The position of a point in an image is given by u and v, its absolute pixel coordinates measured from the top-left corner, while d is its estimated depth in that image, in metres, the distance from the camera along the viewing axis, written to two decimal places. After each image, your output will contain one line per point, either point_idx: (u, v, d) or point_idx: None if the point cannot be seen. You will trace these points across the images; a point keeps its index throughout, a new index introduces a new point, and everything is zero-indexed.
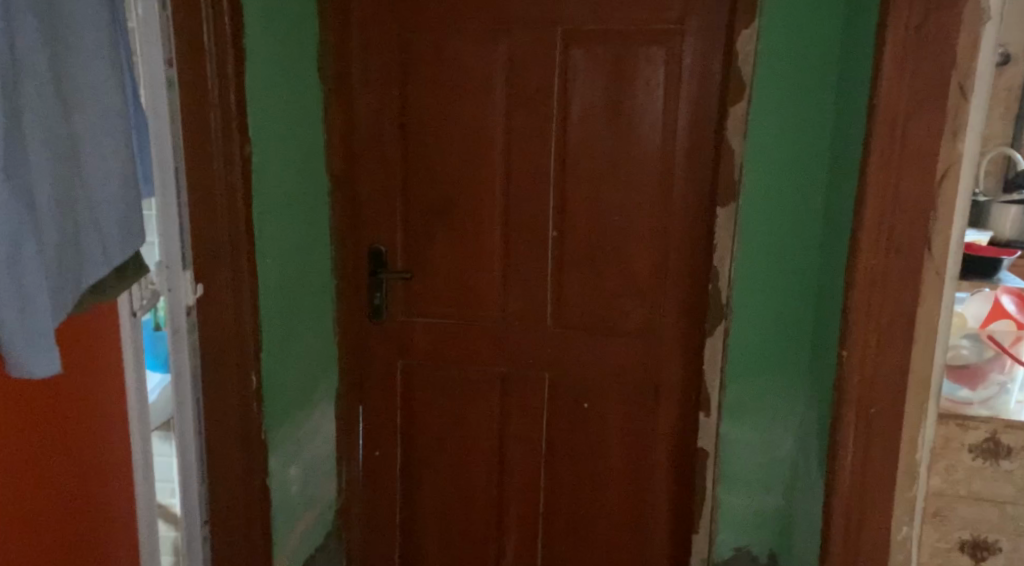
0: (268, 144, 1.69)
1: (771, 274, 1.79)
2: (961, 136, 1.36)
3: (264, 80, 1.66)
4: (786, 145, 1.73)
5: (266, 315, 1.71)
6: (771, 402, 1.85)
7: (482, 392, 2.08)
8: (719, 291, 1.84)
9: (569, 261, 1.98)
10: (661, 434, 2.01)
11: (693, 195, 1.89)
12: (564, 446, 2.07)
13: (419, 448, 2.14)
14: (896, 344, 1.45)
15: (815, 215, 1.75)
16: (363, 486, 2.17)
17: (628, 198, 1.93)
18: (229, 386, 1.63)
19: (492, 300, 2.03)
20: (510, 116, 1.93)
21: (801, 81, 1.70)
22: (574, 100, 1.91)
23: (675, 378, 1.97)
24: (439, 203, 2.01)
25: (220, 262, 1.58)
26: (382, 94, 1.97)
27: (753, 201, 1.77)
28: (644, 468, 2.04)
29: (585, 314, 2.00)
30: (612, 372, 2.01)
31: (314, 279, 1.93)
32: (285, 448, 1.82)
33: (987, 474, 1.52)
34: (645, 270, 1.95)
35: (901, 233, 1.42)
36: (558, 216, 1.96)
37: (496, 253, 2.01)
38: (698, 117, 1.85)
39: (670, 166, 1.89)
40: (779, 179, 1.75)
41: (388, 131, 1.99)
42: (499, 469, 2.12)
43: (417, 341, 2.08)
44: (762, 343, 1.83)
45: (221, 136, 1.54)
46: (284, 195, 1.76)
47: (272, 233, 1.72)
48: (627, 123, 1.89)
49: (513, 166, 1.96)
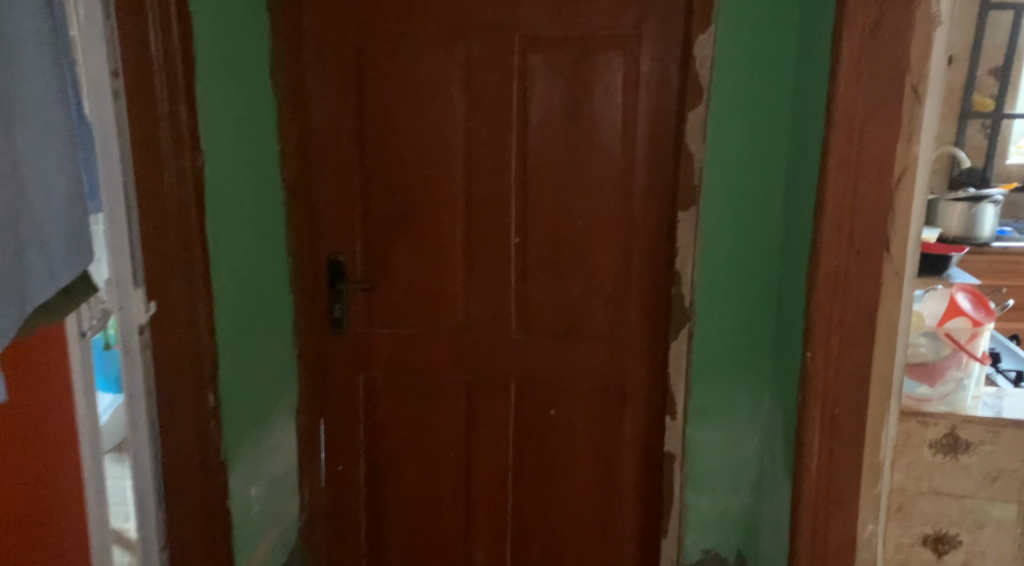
0: (223, 155, 1.63)
1: (735, 277, 1.80)
2: (916, 137, 1.40)
3: (217, 88, 1.61)
4: (744, 148, 1.74)
5: (223, 331, 1.66)
6: (737, 405, 1.85)
7: (448, 402, 2.05)
8: (683, 295, 1.85)
9: (533, 268, 1.97)
10: (628, 439, 2.01)
11: (654, 198, 1.89)
12: (531, 455, 2.06)
13: (383, 462, 2.10)
14: (858, 342, 1.48)
15: (776, 216, 1.76)
16: (327, 503, 2.12)
17: (591, 202, 1.92)
18: (187, 409, 1.58)
19: (455, 308, 2.01)
20: (470, 120, 1.91)
21: (753, 85, 1.71)
22: (533, 106, 1.89)
23: (640, 382, 1.97)
24: (399, 211, 1.97)
25: (174, 279, 1.52)
26: (336, 102, 1.93)
27: (715, 205, 1.78)
28: (611, 473, 2.04)
29: (551, 319, 1.98)
30: (578, 378, 2.00)
31: (272, 293, 1.88)
32: (246, 467, 1.77)
33: (947, 469, 1.56)
34: (609, 274, 1.95)
35: (861, 234, 1.44)
36: (521, 221, 1.95)
37: (458, 260, 1.98)
38: (658, 121, 1.86)
39: (631, 169, 1.89)
40: (737, 181, 1.76)
41: (343, 138, 1.95)
42: (465, 481, 2.09)
43: (379, 352, 2.04)
44: (724, 346, 1.83)
45: (172, 148, 1.48)
46: (238, 207, 1.71)
47: (228, 246, 1.67)
48: (588, 128, 1.89)
49: (474, 172, 1.93)
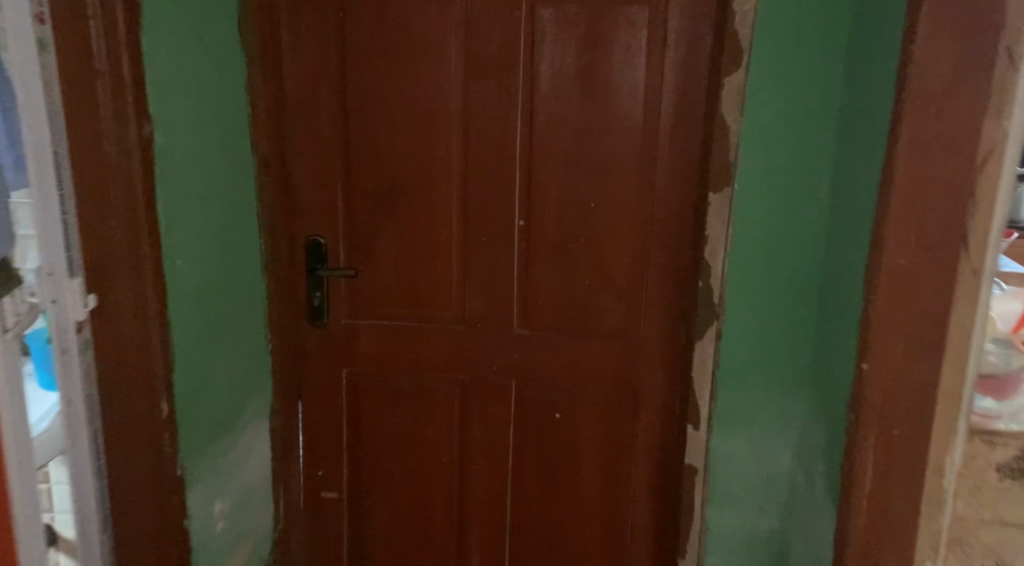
0: (180, 122, 1.37)
1: (770, 272, 1.57)
2: (1007, 109, 1.13)
3: (172, 40, 1.34)
4: (787, 122, 1.50)
5: (178, 330, 1.39)
6: (770, 415, 1.62)
7: (442, 404, 1.83)
8: (711, 290, 1.62)
9: (537, 255, 1.73)
10: (642, 446, 1.79)
11: (679, 178, 1.66)
12: (534, 463, 1.84)
13: (367, 468, 1.88)
14: (922, 352, 1.25)
15: (821, 202, 1.52)
16: (306, 511, 1.91)
17: (604, 179, 1.68)
18: (138, 421, 1.35)
19: (449, 299, 1.78)
20: (468, 84, 1.67)
21: (803, 49, 1.47)
22: (542, 70, 1.65)
23: (658, 384, 1.75)
24: (386, 189, 1.74)
25: (117, 270, 1.28)
26: (316, 63, 1.68)
27: (751, 189, 1.54)
28: (623, 483, 1.82)
29: (558, 314, 1.76)
30: (586, 378, 1.77)
31: (241, 281, 1.63)
32: (207, 484, 1.52)
33: (1019, 497, 1.21)
34: (622, 263, 1.72)
35: (932, 228, 1.20)
36: (526, 203, 1.71)
37: (454, 246, 1.75)
38: (685, 88, 1.62)
39: (652, 143, 1.65)
40: (779, 161, 1.52)
41: (324, 104, 1.70)
42: (459, 490, 1.88)
43: (364, 347, 1.82)
44: (755, 349, 1.60)
45: (112, 113, 1.22)
46: (202, 184, 1.45)
47: (186, 231, 1.40)
48: (603, 95, 1.64)
49: (472, 144, 1.69)
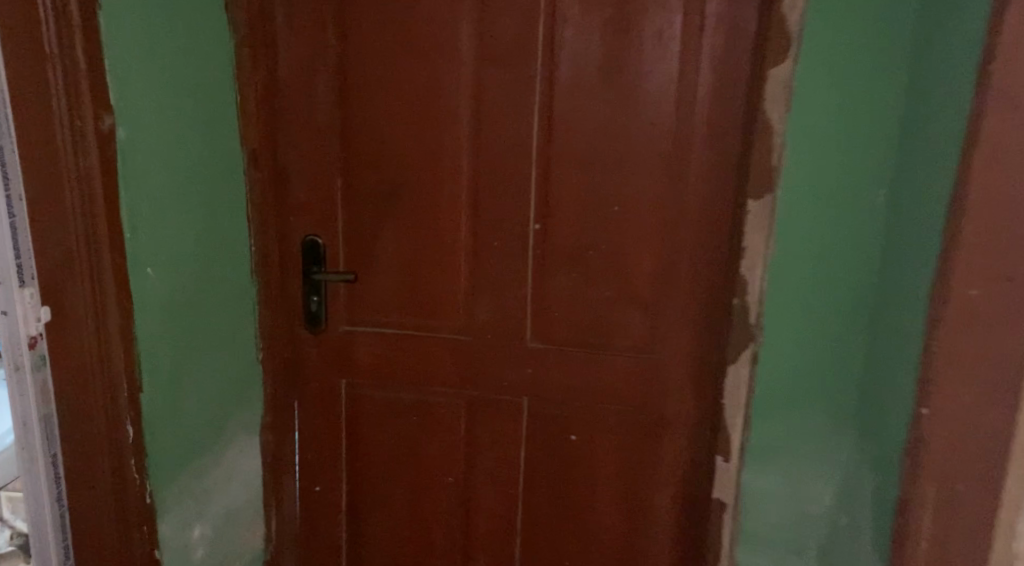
0: (149, 113, 1.23)
1: (815, 290, 1.38)
2: None
3: (139, 21, 1.19)
4: (840, 122, 1.31)
5: (146, 344, 1.26)
6: (809, 450, 1.44)
7: (446, 421, 1.68)
8: (748, 309, 1.44)
9: (553, 263, 1.57)
10: (665, 476, 1.61)
11: (714, 180, 1.47)
12: (545, 488, 1.68)
13: (365, 485, 1.74)
14: (993, 399, 1.02)
15: (877, 213, 1.33)
16: (299, 527, 1.78)
17: (629, 180, 1.50)
18: (97, 447, 1.22)
19: (456, 307, 1.62)
20: (480, 72, 1.50)
21: (862, 40, 1.28)
22: (563, 57, 1.47)
23: (684, 410, 1.57)
24: (389, 187, 1.58)
25: (72, 279, 1.14)
26: (314, 46, 1.53)
27: (797, 197, 1.35)
28: (642, 514, 1.65)
29: (574, 328, 1.59)
30: (605, 399, 1.60)
31: (224, 286, 1.50)
32: (184, 507, 1.40)
33: None
34: (647, 273, 1.54)
35: (1013, 255, 0.99)
36: (542, 205, 1.54)
37: (462, 249, 1.59)
38: (723, 80, 1.43)
39: (685, 141, 1.47)
40: (829, 165, 1.33)
41: (322, 92, 1.55)
42: (464, 513, 1.73)
43: (363, 357, 1.67)
44: (795, 377, 1.42)
45: (66, 104, 1.09)
46: (175, 181, 1.31)
47: (156, 235, 1.27)
48: (631, 86, 1.46)
49: (483, 138, 1.53)
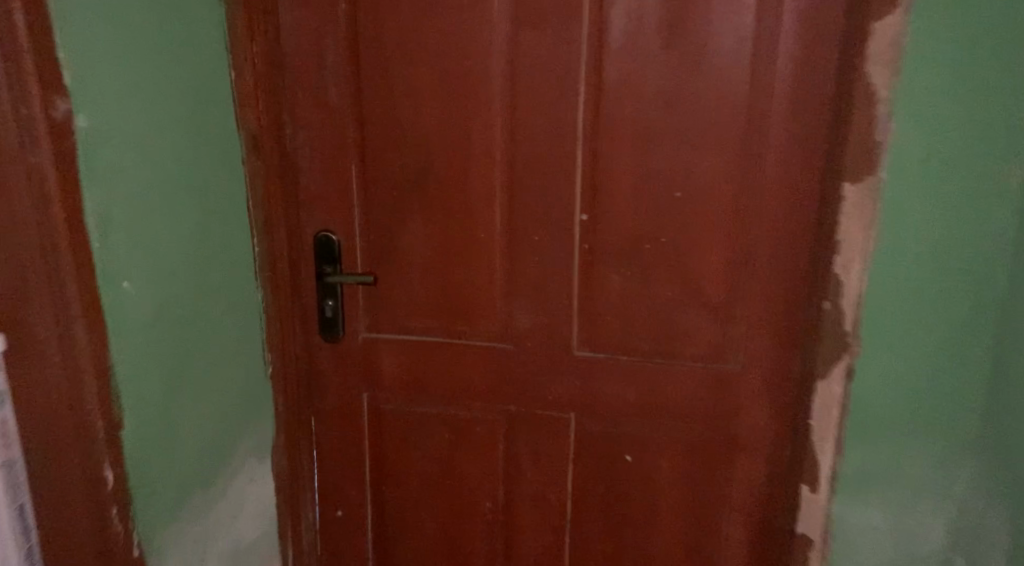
0: (118, 98, 1.02)
1: (930, 289, 1.15)
2: None
3: None
4: (965, 87, 1.07)
5: (125, 372, 1.07)
6: (921, 476, 1.22)
7: (483, 439, 1.47)
8: (841, 314, 1.18)
9: (605, 259, 1.34)
10: (738, 500, 1.40)
11: (798, 159, 1.23)
12: (597, 514, 1.47)
13: (393, 509, 1.55)
14: None
15: (1010, 194, 1.09)
16: (321, 553, 1.60)
17: (695, 160, 1.27)
18: (73, 495, 1.03)
19: (491, 310, 1.40)
20: (516, 37, 1.27)
21: None
22: (614, 16, 1.23)
23: (760, 426, 1.35)
24: (413, 173, 1.36)
25: (30, 301, 0.95)
26: (320, 11, 1.30)
27: (910, 178, 1.11)
28: (711, 543, 1.44)
29: (631, 333, 1.36)
30: (668, 414, 1.38)
31: (224, 292, 1.30)
32: (183, 551, 1.22)
33: None
34: (717, 269, 1.31)
35: None
36: (591, 192, 1.31)
37: (498, 244, 1.37)
38: (810, 39, 1.18)
39: (762, 113, 1.23)
40: (951, 138, 1.09)
41: (332, 65, 1.33)
42: (505, 539, 1.53)
43: (388, 367, 1.47)
44: (902, 392, 1.19)
45: (8, 91, 0.88)
46: (155, 176, 1.10)
47: (133, 241, 1.06)
48: (697, 48, 1.22)
49: (520, 115, 1.30)
